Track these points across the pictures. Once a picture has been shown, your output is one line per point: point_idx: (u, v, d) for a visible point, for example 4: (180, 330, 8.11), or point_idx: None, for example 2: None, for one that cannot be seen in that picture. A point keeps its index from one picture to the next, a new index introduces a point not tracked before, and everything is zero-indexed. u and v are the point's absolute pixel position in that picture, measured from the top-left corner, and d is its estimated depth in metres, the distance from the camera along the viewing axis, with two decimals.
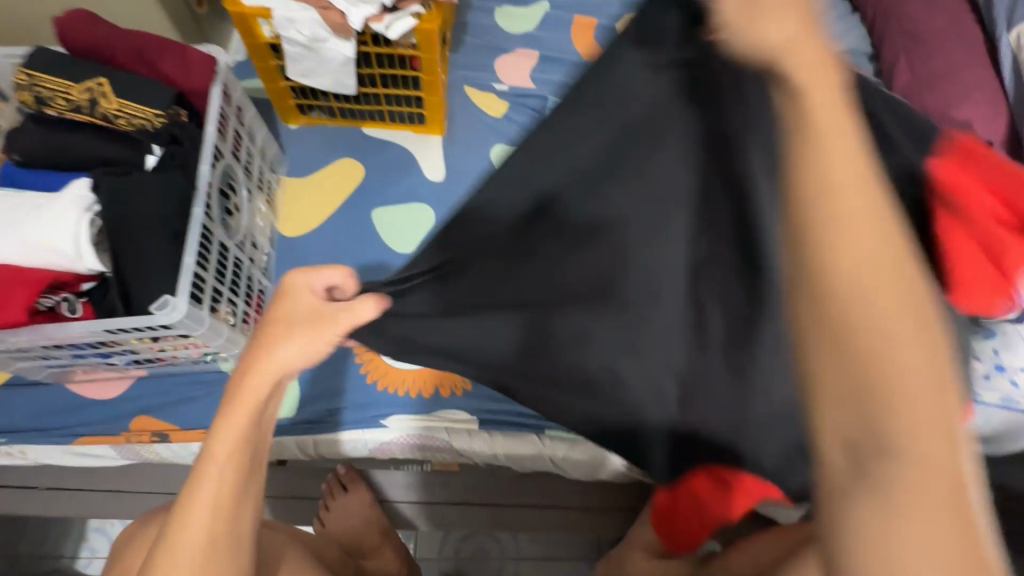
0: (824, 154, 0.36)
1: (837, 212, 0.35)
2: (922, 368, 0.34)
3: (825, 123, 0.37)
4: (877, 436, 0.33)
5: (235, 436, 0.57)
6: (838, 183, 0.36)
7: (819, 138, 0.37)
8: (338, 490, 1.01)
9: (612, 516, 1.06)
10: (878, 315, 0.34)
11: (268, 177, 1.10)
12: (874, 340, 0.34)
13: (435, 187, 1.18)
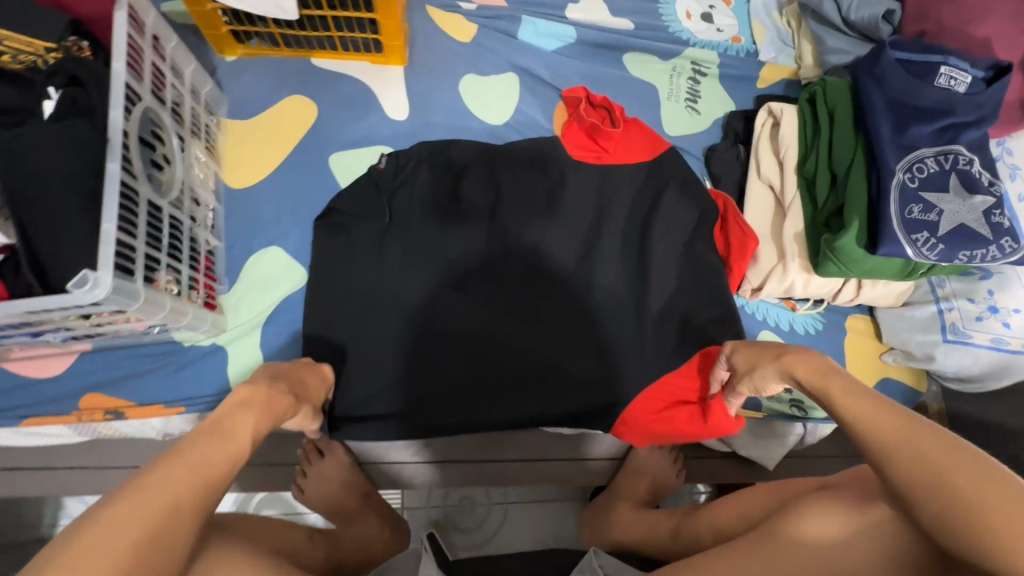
0: (954, 483, 0.48)
1: (978, 514, 0.46)
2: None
3: (916, 460, 0.52)
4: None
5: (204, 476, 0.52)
6: (942, 473, 0.49)
7: (933, 481, 0.50)
8: (314, 456, 0.97)
9: (593, 465, 1.06)
10: (997, 527, 0.44)
11: (204, 120, 0.96)
12: (989, 540, 0.44)
13: (399, 128, 1.06)
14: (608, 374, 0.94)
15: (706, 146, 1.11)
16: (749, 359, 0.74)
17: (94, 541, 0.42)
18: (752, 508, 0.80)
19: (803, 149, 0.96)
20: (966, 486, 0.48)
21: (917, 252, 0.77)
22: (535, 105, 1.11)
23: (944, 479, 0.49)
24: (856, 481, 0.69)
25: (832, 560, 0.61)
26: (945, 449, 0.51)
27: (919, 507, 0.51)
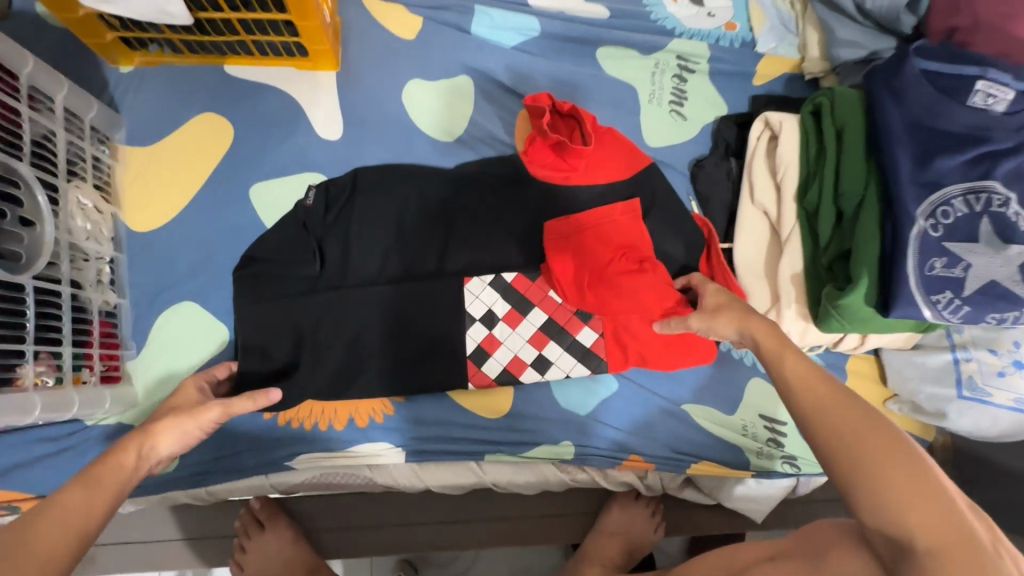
0: (861, 446, 0.47)
1: (880, 479, 0.46)
2: (937, 516, 0.43)
3: (831, 423, 0.50)
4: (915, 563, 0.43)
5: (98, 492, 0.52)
6: (857, 432, 0.48)
7: (845, 443, 0.48)
8: (254, 527, 0.89)
9: (565, 522, 0.96)
10: (892, 492, 0.45)
11: (91, 153, 0.80)
12: (884, 501, 0.45)
13: (332, 149, 0.91)
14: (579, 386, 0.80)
15: (693, 160, 0.96)
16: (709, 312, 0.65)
17: None
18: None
19: (804, 172, 0.81)
20: (873, 451, 0.47)
21: (936, 315, 0.65)
22: (492, 115, 0.95)
23: (856, 443, 0.48)
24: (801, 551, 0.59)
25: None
26: (860, 413, 0.49)
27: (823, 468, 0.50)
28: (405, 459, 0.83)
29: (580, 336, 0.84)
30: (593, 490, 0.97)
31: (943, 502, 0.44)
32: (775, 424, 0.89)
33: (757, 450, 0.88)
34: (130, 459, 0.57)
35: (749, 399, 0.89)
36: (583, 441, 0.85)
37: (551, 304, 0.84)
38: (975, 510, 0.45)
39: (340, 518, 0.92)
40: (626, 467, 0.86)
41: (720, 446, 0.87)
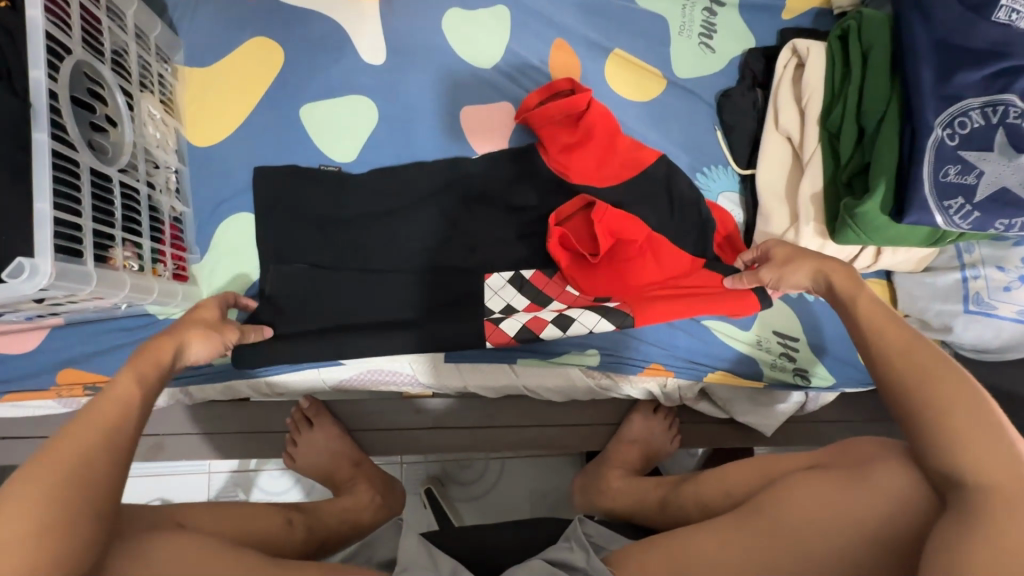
0: (934, 388, 0.53)
1: (942, 422, 0.52)
2: (1001, 459, 0.48)
3: (916, 371, 0.55)
4: (965, 493, 0.49)
5: (92, 428, 0.52)
6: (930, 378, 0.54)
7: (923, 392, 0.54)
8: (303, 425, 0.97)
9: (587, 431, 1.04)
10: (954, 431, 0.51)
11: (157, 70, 0.86)
12: (945, 439, 0.51)
13: (375, 76, 0.95)
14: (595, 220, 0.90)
15: (720, 91, 1.00)
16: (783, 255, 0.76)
17: (37, 468, 0.48)
18: (739, 485, 0.78)
19: (828, 96, 0.85)
20: (940, 393, 0.53)
21: (948, 221, 0.69)
22: (529, 44, 0.99)
23: (929, 392, 0.53)
24: (844, 460, 0.67)
25: (806, 538, 0.62)
26: (944, 367, 0.54)
27: (904, 407, 0.55)
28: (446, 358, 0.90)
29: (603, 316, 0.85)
30: (612, 404, 1.04)
31: (1008, 448, 0.49)
32: (789, 340, 0.95)
33: (771, 362, 0.94)
34: (168, 351, 0.64)
35: (764, 316, 0.96)
36: (607, 351, 0.91)
37: (568, 297, 0.88)
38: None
39: (381, 420, 1.00)
40: (647, 374, 0.92)
41: (734, 359, 0.94)
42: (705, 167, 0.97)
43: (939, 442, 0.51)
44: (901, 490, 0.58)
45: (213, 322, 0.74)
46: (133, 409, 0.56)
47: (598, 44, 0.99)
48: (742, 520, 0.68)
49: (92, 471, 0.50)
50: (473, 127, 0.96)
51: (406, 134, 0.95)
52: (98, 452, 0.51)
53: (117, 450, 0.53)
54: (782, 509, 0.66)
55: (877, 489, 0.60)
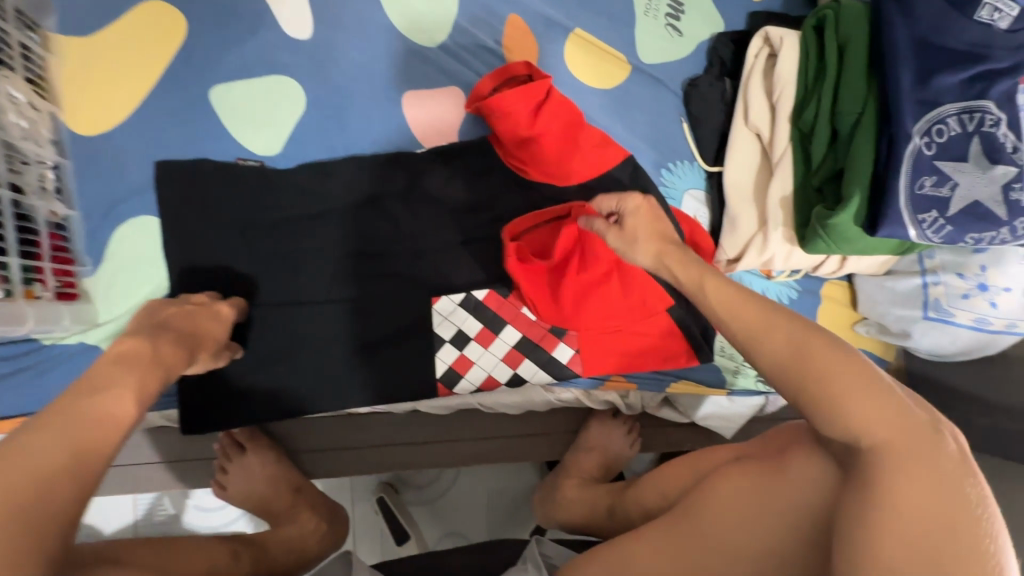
0: (808, 361, 0.43)
1: (822, 389, 0.42)
2: (887, 420, 0.40)
3: (793, 341, 0.45)
4: (864, 467, 0.40)
5: (64, 431, 0.38)
6: (801, 352, 0.44)
7: (784, 365, 0.44)
8: (234, 450, 0.87)
9: (546, 440, 0.99)
10: (833, 397, 0.42)
11: (17, 39, 0.70)
12: (835, 415, 0.42)
13: (301, 53, 0.82)
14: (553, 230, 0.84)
15: (686, 79, 0.93)
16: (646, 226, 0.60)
17: None
18: (670, 485, 0.67)
19: (800, 93, 0.79)
20: (822, 362, 0.43)
21: (920, 234, 0.66)
22: (479, 21, 0.87)
23: (812, 366, 0.43)
24: (763, 448, 0.56)
25: (726, 548, 0.51)
26: (803, 327, 0.45)
27: (775, 380, 0.45)
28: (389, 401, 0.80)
29: (557, 353, 0.85)
30: (572, 411, 1.00)
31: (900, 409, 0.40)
32: None
33: (734, 369, 0.93)
34: (177, 355, 0.55)
35: None
36: (565, 365, 0.85)
37: (524, 320, 0.84)
38: (919, 402, 0.42)
39: (324, 440, 0.92)
40: (609, 387, 0.88)
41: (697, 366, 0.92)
42: (670, 163, 0.90)
43: (824, 409, 0.42)
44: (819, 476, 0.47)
45: (222, 339, 0.66)
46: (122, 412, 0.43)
47: (556, 23, 0.89)
48: (668, 524, 0.57)
49: (55, 493, 0.36)
50: (418, 114, 0.85)
51: (340, 122, 0.82)
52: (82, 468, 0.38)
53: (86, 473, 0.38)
54: (711, 514, 0.54)
55: (797, 486, 0.49)
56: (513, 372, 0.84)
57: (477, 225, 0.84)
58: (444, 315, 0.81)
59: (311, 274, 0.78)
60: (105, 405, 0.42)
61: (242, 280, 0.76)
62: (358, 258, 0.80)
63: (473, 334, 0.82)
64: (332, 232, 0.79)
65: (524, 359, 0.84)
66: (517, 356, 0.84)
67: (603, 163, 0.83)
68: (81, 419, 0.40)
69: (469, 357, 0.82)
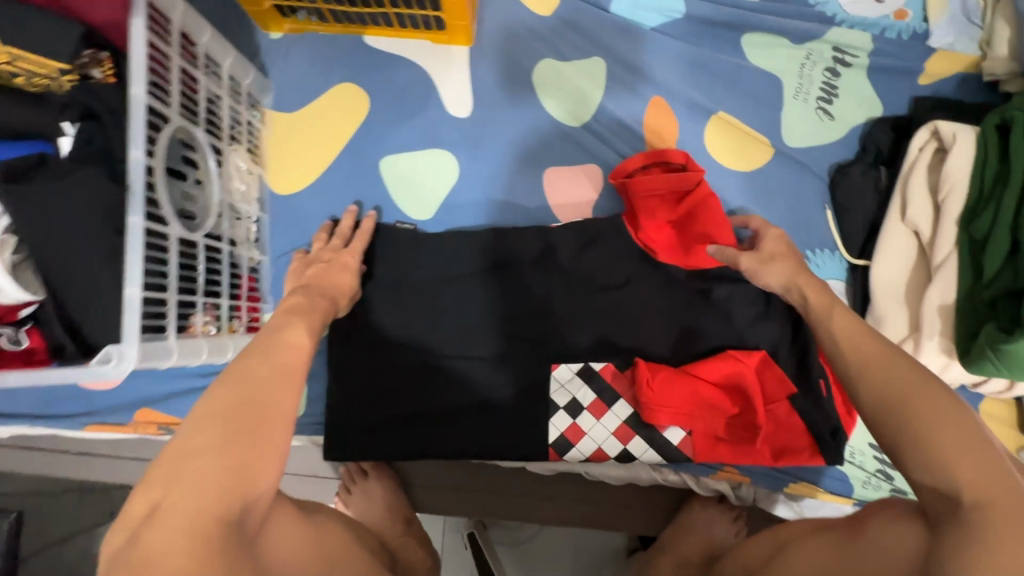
0: (919, 400, 0.46)
1: (925, 435, 0.44)
2: (987, 474, 0.42)
3: (905, 383, 0.48)
4: (960, 514, 0.41)
5: (264, 352, 0.57)
6: (906, 392, 0.47)
7: (887, 399, 0.48)
8: (359, 475, 0.97)
9: (644, 515, 0.98)
10: (939, 447, 0.44)
11: (245, 118, 0.86)
12: (931, 455, 0.44)
13: (458, 128, 0.91)
14: (677, 311, 0.85)
15: (835, 164, 0.89)
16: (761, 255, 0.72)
17: (220, 386, 0.52)
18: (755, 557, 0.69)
19: (974, 195, 0.73)
20: (927, 412, 0.45)
21: None
22: (624, 102, 0.91)
23: (909, 406, 0.46)
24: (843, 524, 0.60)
25: None
26: (924, 380, 0.48)
27: (876, 420, 0.49)
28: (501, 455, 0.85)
29: (668, 434, 0.83)
30: (676, 489, 0.98)
31: (1000, 467, 0.42)
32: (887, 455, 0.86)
33: (864, 479, 0.85)
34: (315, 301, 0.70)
35: (859, 426, 0.87)
36: (676, 448, 0.82)
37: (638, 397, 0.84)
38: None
39: (433, 477, 0.99)
40: (721, 475, 0.85)
41: (821, 468, 0.86)
42: (810, 252, 0.87)
43: (920, 453, 0.45)
44: (900, 544, 0.49)
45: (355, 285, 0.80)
46: (301, 343, 0.60)
47: (700, 105, 0.91)
48: None
49: (268, 382, 0.53)
50: (556, 187, 0.90)
51: (485, 191, 0.91)
52: (284, 372, 0.55)
53: (285, 373, 0.55)
54: None
55: (874, 556, 0.51)
56: (624, 448, 0.83)
57: (601, 297, 0.87)
58: (561, 383, 0.84)
59: (444, 328, 0.86)
60: (287, 334, 0.60)
61: (386, 328, 0.86)
62: (488, 318, 0.86)
63: (587, 405, 0.84)
64: (467, 291, 0.87)
65: (635, 436, 0.83)
66: (628, 431, 0.84)
67: (698, 237, 0.81)
68: (276, 345, 0.58)
69: (581, 427, 0.84)
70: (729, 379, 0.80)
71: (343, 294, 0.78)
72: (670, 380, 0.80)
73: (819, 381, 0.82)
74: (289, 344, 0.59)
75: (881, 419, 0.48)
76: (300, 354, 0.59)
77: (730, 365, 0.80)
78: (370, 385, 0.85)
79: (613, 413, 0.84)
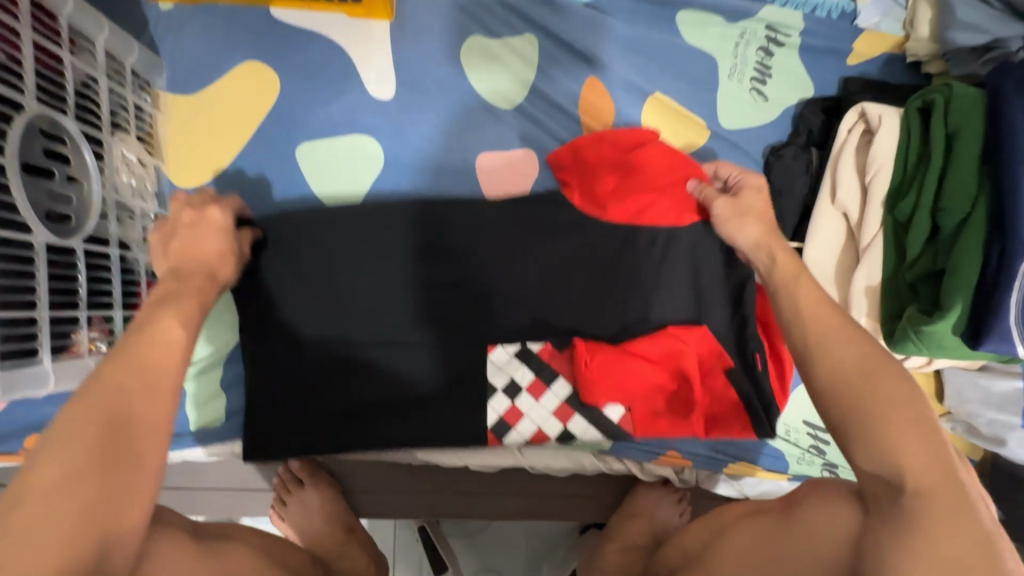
0: (871, 383, 0.46)
1: (877, 422, 0.44)
2: (929, 462, 0.43)
3: (858, 363, 0.47)
4: (902, 503, 0.42)
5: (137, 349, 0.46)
6: (864, 375, 0.46)
7: (846, 381, 0.47)
8: (293, 485, 0.92)
9: (591, 503, 0.97)
10: (890, 434, 0.44)
11: (133, 101, 0.76)
12: (880, 440, 0.44)
13: (382, 112, 0.84)
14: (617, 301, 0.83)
15: (770, 146, 0.89)
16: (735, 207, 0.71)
17: (82, 403, 0.42)
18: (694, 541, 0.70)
19: (898, 176, 0.74)
20: (883, 397, 0.45)
21: None
22: (558, 83, 0.87)
23: (868, 389, 0.46)
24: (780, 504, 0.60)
25: None
26: (871, 353, 0.48)
27: (824, 399, 0.48)
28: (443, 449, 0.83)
29: (607, 411, 0.81)
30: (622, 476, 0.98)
31: (940, 453, 0.43)
32: (819, 431, 0.88)
33: (799, 455, 0.87)
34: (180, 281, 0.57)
35: (794, 405, 0.88)
36: (616, 425, 0.81)
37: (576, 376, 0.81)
38: (966, 468, 0.44)
39: (373, 481, 0.94)
40: (664, 462, 0.85)
41: (759, 449, 0.87)
42: None
43: (871, 442, 0.44)
44: (833, 524, 0.50)
45: (230, 246, 0.65)
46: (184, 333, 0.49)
47: (636, 86, 0.88)
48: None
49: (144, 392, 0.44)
50: (490, 174, 0.85)
51: (413, 179, 0.84)
52: (161, 376, 0.45)
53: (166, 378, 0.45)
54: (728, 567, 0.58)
55: (806, 537, 0.52)
56: (564, 427, 0.81)
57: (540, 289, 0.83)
58: (498, 365, 0.80)
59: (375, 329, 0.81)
60: (167, 325, 0.49)
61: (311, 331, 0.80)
62: (422, 316, 0.81)
63: (525, 384, 0.80)
64: None
65: (574, 415, 0.81)
66: (568, 411, 0.81)
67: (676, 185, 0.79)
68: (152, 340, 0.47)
69: (519, 408, 0.80)
70: (662, 354, 0.78)
71: (220, 257, 0.64)
72: (607, 355, 0.78)
73: (755, 355, 0.81)
74: (170, 340, 0.48)
75: (841, 397, 0.46)
76: (183, 353, 0.48)
77: (665, 341, 0.78)
78: (296, 393, 0.79)
79: (552, 394, 0.81)
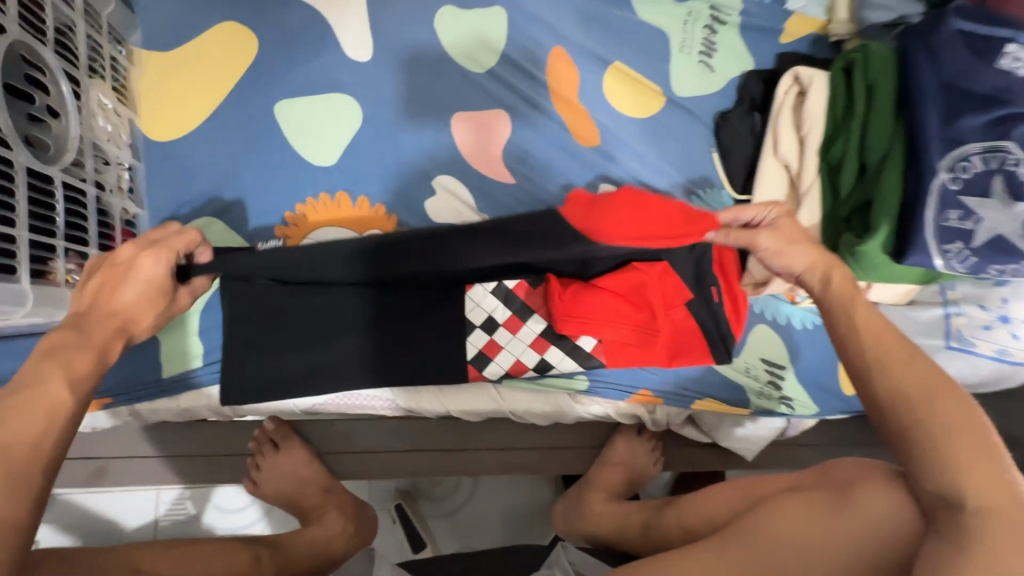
0: (937, 409, 0.48)
1: (943, 444, 0.47)
2: (996, 484, 0.45)
3: (921, 384, 0.50)
4: (962, 518, 0.44)
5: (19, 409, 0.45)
6: (927, 398, 0.49)
7: (909, 401, 0.49)
8: (268, 447, 0.90)
9: (568, 455, 1.01)
10: (958, 458, 0.46)
11: (108, 53, 0.76)
12: (942, 459, 0.47)
13: (359, 74, 0.88)
14: None
15: (718, 112, 0.98)
16: (783, 235, 0.62)
17: None
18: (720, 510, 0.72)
19: (829, 127, 0.84)
20: (952, 419, 0.48)
21: (946, 265, 0.70)
22: (526, 51, 0.93)
23: (932, 407, 0.48)
24: (822, 479, 0.61)
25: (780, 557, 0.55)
26: (936, 374, 0.50)
27: (894, 418, 0.50)
28: (428, 386, 0.85)
29: (580, 342, 0.86)
30: (597, 427, 1.02)
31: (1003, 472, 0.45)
32: (776, 368, 0.95)
33: (758, 390, 0.93)
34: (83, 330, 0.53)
35: (751, 345, 0.95)
36: (589, 354, 0.86)
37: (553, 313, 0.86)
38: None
39: (352, 443, 0.94)
40: (636, 400, 0.90)
41: (722, 388, 0.93)
42: (701, 190, 0.95)
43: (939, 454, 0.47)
44: (886, 514, 0.52)
45: (156, 292, 0.60)
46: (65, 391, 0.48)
47: (597, 56, 0.95)
48: (716, 544, 0.60)
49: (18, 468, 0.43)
50: (465, 133, 0.90)
51: (391, 138, 0.88)
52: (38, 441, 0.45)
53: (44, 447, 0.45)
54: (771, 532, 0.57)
55: (860, 522, 0.53)
56: (541, 357, 0.85)
57: None
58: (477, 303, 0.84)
59: None
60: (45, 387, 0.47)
61: None
62: None
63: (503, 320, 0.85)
64: None
65: (550, 346, 0.85)
66: (545, 343, 0.85)
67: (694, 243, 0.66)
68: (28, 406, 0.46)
69: (497, 342, 0.85)
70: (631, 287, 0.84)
71: (142, 304, 0.59)
72: (579, 290, 0.83)
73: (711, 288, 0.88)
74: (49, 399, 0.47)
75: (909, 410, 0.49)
76: (69, 406, 0.48)
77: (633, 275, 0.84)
78: (277, 344, 0.80)
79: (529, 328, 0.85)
